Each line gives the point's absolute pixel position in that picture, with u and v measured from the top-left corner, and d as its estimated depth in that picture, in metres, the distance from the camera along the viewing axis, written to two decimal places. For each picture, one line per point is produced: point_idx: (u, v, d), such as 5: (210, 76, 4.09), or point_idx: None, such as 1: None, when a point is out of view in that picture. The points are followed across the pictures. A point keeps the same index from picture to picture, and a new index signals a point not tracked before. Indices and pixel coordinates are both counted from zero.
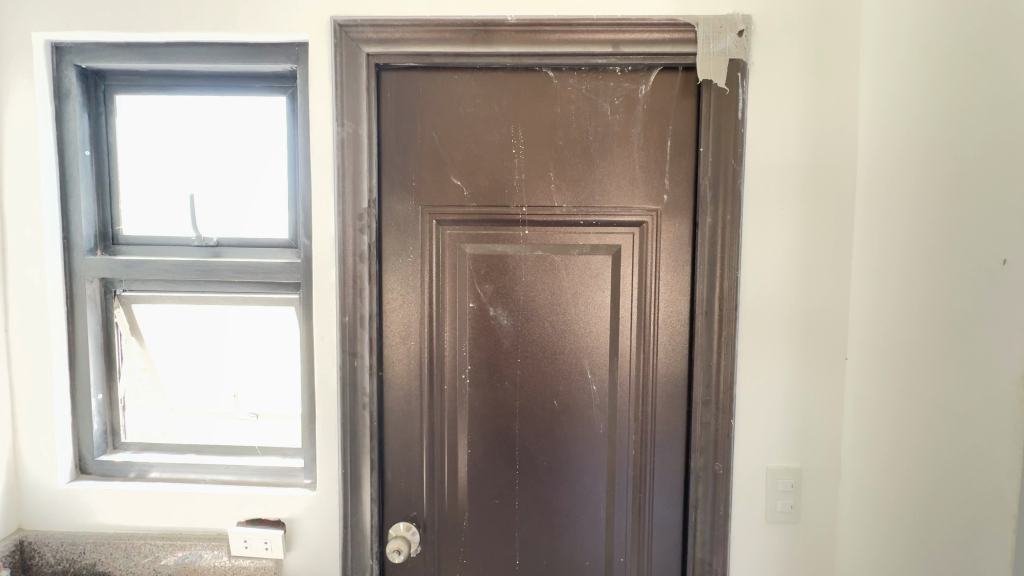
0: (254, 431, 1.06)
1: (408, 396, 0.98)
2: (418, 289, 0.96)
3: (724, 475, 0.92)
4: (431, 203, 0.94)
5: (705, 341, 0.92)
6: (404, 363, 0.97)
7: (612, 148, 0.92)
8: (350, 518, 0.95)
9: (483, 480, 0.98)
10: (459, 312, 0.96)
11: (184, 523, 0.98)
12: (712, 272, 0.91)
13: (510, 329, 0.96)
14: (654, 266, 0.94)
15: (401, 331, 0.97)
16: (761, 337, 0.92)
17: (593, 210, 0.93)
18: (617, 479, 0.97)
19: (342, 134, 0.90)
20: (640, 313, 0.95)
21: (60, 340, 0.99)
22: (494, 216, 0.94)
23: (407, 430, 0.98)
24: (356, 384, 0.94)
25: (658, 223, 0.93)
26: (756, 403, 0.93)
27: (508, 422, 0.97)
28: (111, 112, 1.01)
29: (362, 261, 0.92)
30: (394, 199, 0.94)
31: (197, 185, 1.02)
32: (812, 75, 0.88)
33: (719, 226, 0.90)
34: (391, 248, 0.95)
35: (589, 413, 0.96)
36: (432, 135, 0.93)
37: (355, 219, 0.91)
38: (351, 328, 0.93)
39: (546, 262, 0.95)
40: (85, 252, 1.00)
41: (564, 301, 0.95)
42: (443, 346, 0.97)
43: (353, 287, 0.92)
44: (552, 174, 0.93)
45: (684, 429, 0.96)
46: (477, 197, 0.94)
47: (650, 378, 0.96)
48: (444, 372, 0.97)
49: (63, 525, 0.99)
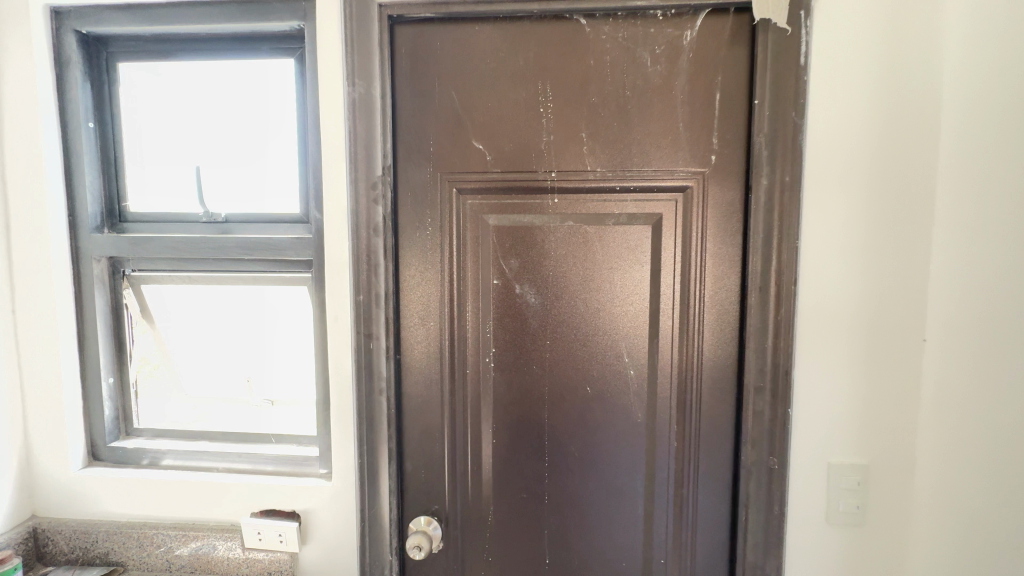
0: (269, 418, 1.01)
1: (428, 382, 0.90)
2: (438, 265, 0.88)
3: (780, 471, 0.82)
4: (451, 169, 0.86)
5: (757, 321, 0.81)
6: (424, 346, 0.90)
7: (653, 103, 0.82)
8: (367, 511, 0.89)
9: (510, 472, 0.90)
10: (480, 292, 0.88)
11: (197, 512, 0.94)
12: (770, 243, 0.80)
13: (535, 308, 0.87)
14: (701, 237, 0.84)
15: (419, 311, 0.89)
16: (822, 316, 0.81)
17: (631, 173, 0.83)
18: (656, 474, 0.88)
19: (353, 95, 0.83)
20: (682, 290, 0.85)
21: (68, 322, 0.94)
22: (519, 183, 0.85)
23: (427, 418, 0.91)
24: (372, 368, 0.87)
25: (704, 188, 0.83)
26: (817, 392, 0.82)
27: (535, 410, 0.89)
28: (114, 81, 0.95)
29: (376, 234, 0.85)
30: (411, 165, 0.86)
31: (203, 157, 0.96)
32: (889, 10, 0.75)
33: (775, 189, 0.79)
34: (407, 221, 0.87)
35: (625, 401, 0.87)
36: (450, 94, 0.84)
37: (369, 189, 0.84)
38: (365, 307, 0.86)
39: (577, 233, 0.85)
40: (91, 229, 0.95)
41: (596, 277, 0.86)
42: (464, 328, 0.89)
43: (366, 261, 0.85)
44: (585, 135, 0.83)
45: (733, 419, 0.86)
46: (501, 162, 0.85)
47: (694, 362, 0.86)
48: (465, 357, 0.90)
49: (77, 513, 0.96)
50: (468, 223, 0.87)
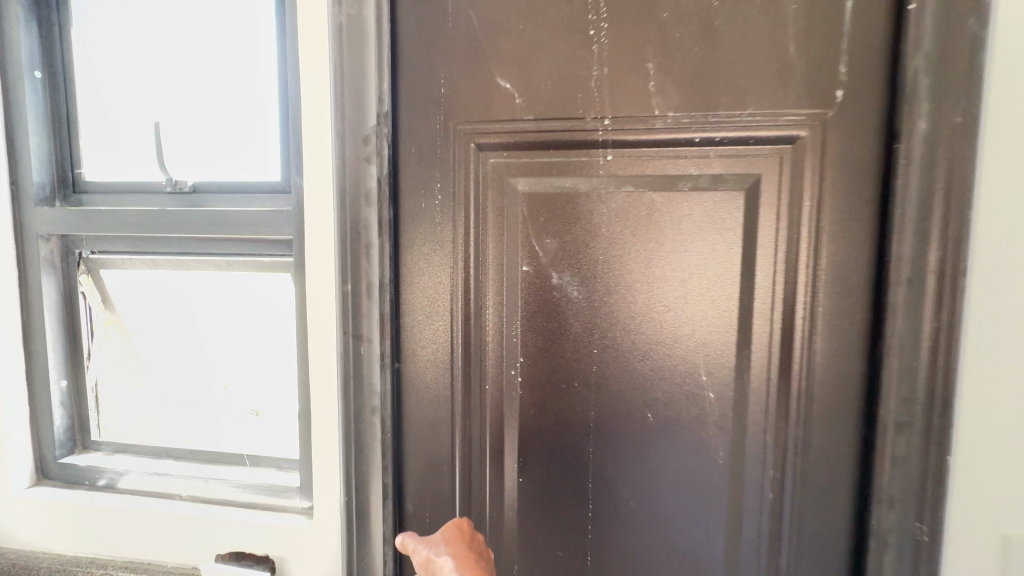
0: (246, 435, 0.82)
1: (436, 399, 0.69)
2: (450, 246, 0.67)
3: (935, 548, 0.56)
4: (468, 117, 0.64)
5: (905, 329, 0.55)
6: (431, 352, 0.69)
7: (751, 17, 0.58)
8: (356, 563, 0.69)
9: (541, 522, 0.68)
10: (504, 282, 0.66)
11: (153, 550, 0.77)
12: (934, 215, 0.54)
13: (578, 304, 0.64)
14: (817, 209, 0.59)
15: (425, 307, 0.68)
16: (1017, 325, 0.53)
17: (716, 118, 0.59)
18: (741, 535, 0.64)
19: (339, 18, 0.62)
20: (788, 284, 0.61)
21: (8, 312, 0.78)
22: (559, 135, 0.63)
23: (434, 446, 0.70)
24: (362, 379, 0.67)
25: (824, 137, 0.58)
26: (1008, 439, 0.54)
27: (576, 441, 0.66)
28: (65, 22, 0.79)
29: (369, 203, 0.64)
30: (415, 113, 0.65)
31: (168, 113, 0.78)
32: None
33: (943, 134, 0.53)
34: (410, 187, 0.67)
35: (700, 434, 0.64)
36: (468, 17, 0.63)
37: (359, 143, 0.64)
38: (353, 300, 0.65)
39: (639, 202, 0.62)
40: (37, 201, 0.78)
41: (664, 263, 0.62)
42: (482, 330, 0.67)
43: (355, 240, 0.65)
44: (651, 66, 0.60)
45: (858, 466, 0.61)
46: (534, 106, 0.63)
47: (802, 384, 0.61)
48: (483, 368, 0.68)
49: (21, 541, 0.81)
50: (490, 189, 0.65)
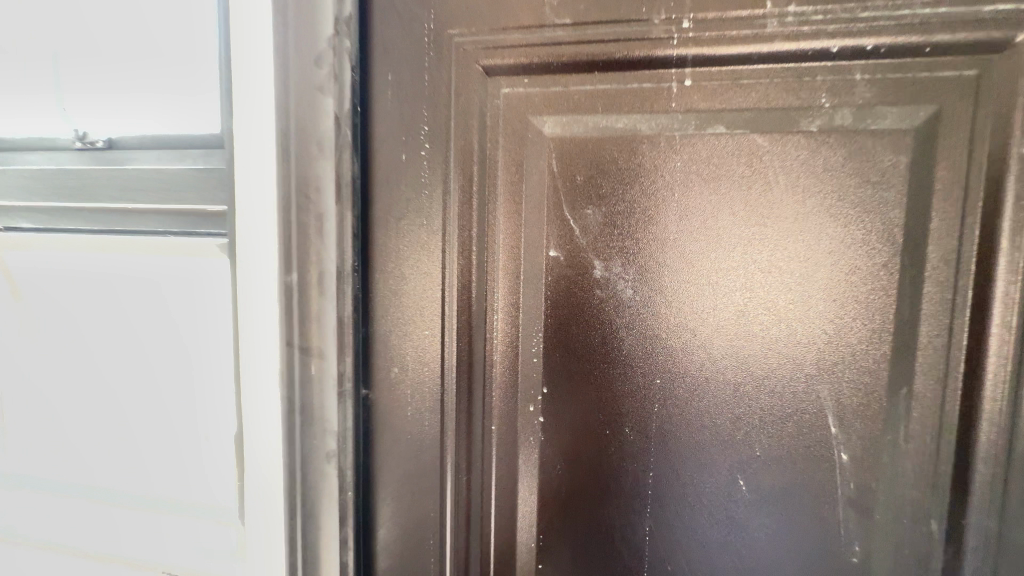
0: (161, 481, 0.60)
1: (416, 446, 0.47)
2: (440, 219, 0.44)
3: None
4: (468, 25, 0.43)
5: None
6: (412, 376, 0.47)
7: None
8: None
9: None
10: (518, 275, 0.44)
11: None
12: None
13: (632, 310, 0.42)
14: None
15: (403, 309, 0.46)
16: None
17: (870, 10, 0.36)
18: None
19: None
20: (986, 285, 0.36)
21: None
22: (607, 47, 0.40)
23: (415, 513, 0.48)
24: (311, 412, 0.46)
25: None
26: None
27: (624, 514, 0.44)
28: None
29: (323, 154, 0.44)
30: (391, 22, 0.44)
31: (74, 42, 0.58)
32: None
33: None
34: (385, 132, 0.45)
35: (823, 514, 0.41)
36: None
37: (305, 62, 0.42)
38: (297, 293, 0.44)
39: (733, 153, 0.40)
40: None
41: (770, 248, 0.40)
42: (486, 346, 0.45)
43: (302, 206, 0.44)
44: None
45: None
46: (568, 5, 0.41)
47: (1007, 451, 0.37)
48: (488, 402, 0.46)
49: None
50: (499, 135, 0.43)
